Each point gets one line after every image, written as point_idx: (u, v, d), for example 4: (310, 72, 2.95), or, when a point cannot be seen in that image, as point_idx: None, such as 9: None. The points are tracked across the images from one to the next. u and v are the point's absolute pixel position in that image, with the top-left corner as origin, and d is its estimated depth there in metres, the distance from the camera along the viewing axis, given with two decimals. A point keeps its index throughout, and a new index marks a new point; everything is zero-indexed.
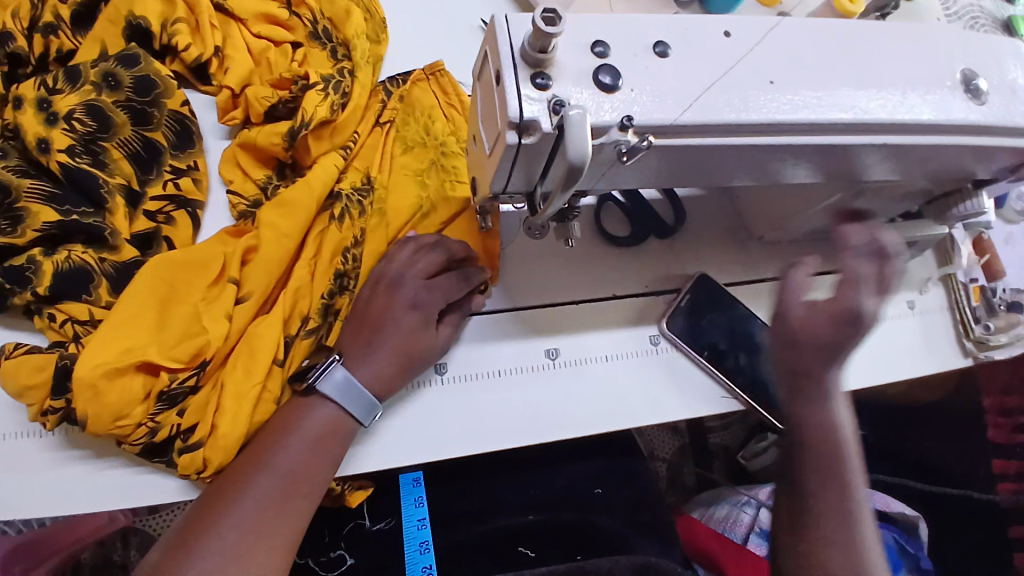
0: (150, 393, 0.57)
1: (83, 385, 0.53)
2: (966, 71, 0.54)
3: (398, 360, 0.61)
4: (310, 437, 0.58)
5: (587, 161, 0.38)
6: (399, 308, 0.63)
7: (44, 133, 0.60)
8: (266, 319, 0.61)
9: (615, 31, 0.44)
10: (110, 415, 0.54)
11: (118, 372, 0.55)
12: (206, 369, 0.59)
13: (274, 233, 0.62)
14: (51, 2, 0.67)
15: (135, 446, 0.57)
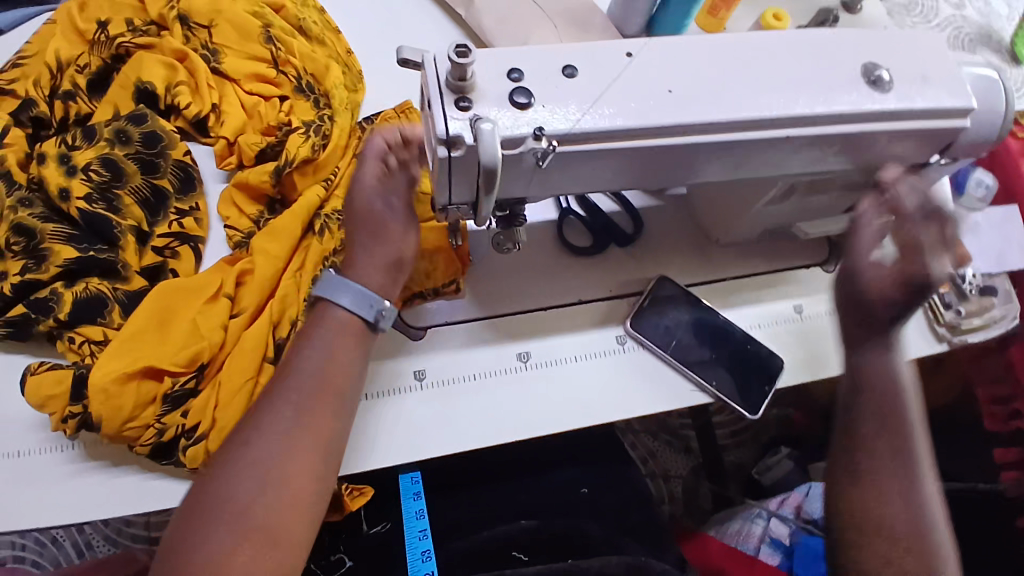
0: (156, 397, 0.66)
1: (98, 389, 0.63)
2: (868, 64, 0.60)
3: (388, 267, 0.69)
4: (337, 332, 0.65)
5: (498, 165, 0.48)
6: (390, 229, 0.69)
7: (65, 183, 0.72)
8: (257, 326, 0.69)
9: (527, 60, 0.52)
10: (121, 416, 0.63)
11: (127, 378, 0.64)
12: (203, 372, 0.68)
13: (265, 254, 0.71)
14: (70, 73, 0.80)
15: (146, 447, 0.65)
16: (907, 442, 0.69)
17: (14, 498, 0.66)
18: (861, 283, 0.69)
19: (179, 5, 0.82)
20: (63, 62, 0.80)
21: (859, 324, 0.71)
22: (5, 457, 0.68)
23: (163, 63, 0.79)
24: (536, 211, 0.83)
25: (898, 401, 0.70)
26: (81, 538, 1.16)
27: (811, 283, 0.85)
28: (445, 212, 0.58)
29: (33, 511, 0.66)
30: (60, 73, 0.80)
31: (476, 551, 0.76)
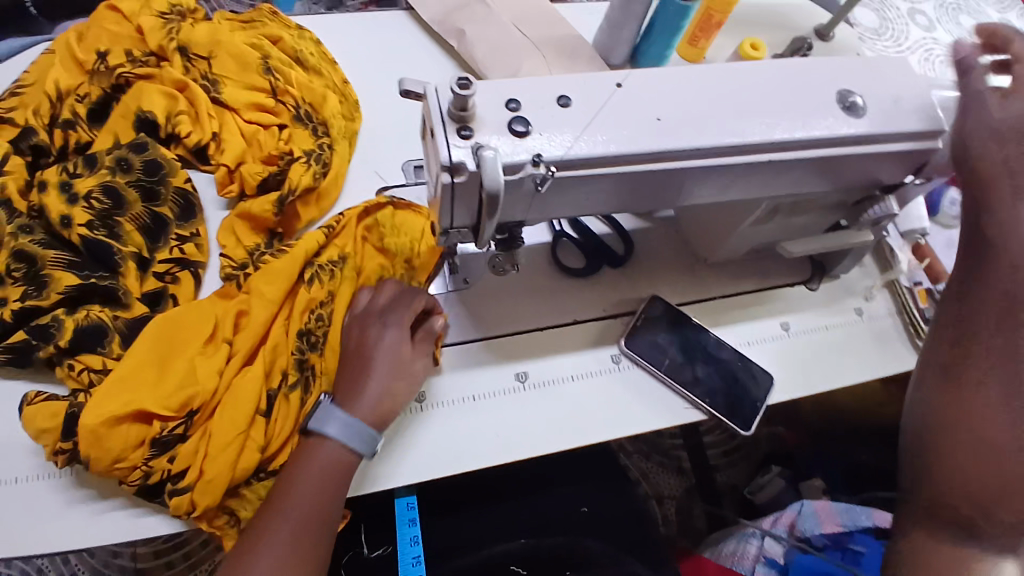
0: (144, 440, 0.65)
1: (85, 431, 0.63)
2: (843, 90, 0.64)
3: (387, 394, 0.69)
4: (319, 473, 0.65)
5: (501, 190, 0.50)
6: (398, 358, 0.71)
7: (66, 211, 0.73)
8: (250, 371, 0.69)
9: (524, 90, 0.55)
10: (109, 456, 0.63)
11: (116, 421, 0.64)
12: (193, 418, 0.67)
13: (260, 299, 0.72)
14: (69, 102, 0.82)
15: (133, 486, 0.65)
16: None
17: (5, 527, 0.65)
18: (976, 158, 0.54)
19: (179, 37, 0.85)
20: (62, 91, 0.82)
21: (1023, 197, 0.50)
22: None
23: (164, 93, 0.81)
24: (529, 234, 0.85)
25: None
26: (64, 570, 1.12)
27: (797, 301, 0.89)
28: (445, 236, 0.60)
29: (22, 539, 0.65)
30: (59, 101, 0.81)
31: (481, 568, 0.79)
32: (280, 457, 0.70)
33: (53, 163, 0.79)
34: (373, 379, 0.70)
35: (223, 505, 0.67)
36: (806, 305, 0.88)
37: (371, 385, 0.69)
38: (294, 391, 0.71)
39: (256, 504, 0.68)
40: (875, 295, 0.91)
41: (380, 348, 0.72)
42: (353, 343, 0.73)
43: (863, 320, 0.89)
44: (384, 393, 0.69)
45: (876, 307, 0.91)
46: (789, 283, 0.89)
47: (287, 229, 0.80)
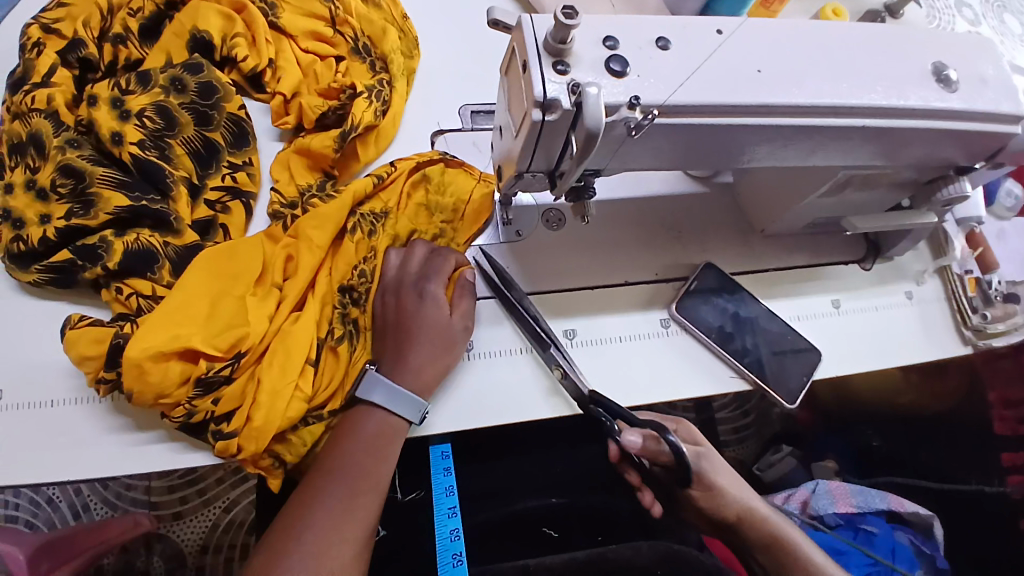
0: (188, 378, 0.63)
1: (131, 363, 0.60)
2: (937, 63, 0.60)
3: (435, 361, 0.68)
4: (365, 439, 0.65)
5: (601, 128, 0.47)
6: (443, 325, 0.68)
7: (118, 127, 0.71)
8: (301, 317, 0.67)
9: (621, 30, 0.52)
10: (154, 391, 0.61)
11: (163, 356, 0.62)
12: (240, 360, 0.64)
13: (308, 245, 0.69)
14: (121, 17, 0.78)
15: (175, 422, 0.64)
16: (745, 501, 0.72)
17: (50, 448, 0.65)
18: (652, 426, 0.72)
19: None
20: (114, 5, 0.78)
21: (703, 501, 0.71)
22: (38, 406, 0.66)
23: (221, 14, 0.78)
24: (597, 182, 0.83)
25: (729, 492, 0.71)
26: (77, 501, 1.11)
27: (849, 280, 0.87)
28: (519, 179, 0.58)
29: (67, 461, 0.65)
30: (109, 15, 0.78)
31: (510, 524, 0.78)
32: (329, 407, 0.68)
33: (102, 79, 0.77)
34: (416, 350, 0.67)
35: (270, 449, 0.66)
36: (857, 284, 0.87)
37: (416, 355, 0.67)
38: (342, 344, 0.69)
39: (300, 448, 0.66)
40: (926, 280, 0.89)
41: (420, 317, 0.68)
42: (388, 309, 0.70)
43: (911, 303, 0.87)
44: (429, 362, 0.67)
45: (926, 291, 0.89)
46: (841, 261, 0.88)
47: (342, 172, 0.77)
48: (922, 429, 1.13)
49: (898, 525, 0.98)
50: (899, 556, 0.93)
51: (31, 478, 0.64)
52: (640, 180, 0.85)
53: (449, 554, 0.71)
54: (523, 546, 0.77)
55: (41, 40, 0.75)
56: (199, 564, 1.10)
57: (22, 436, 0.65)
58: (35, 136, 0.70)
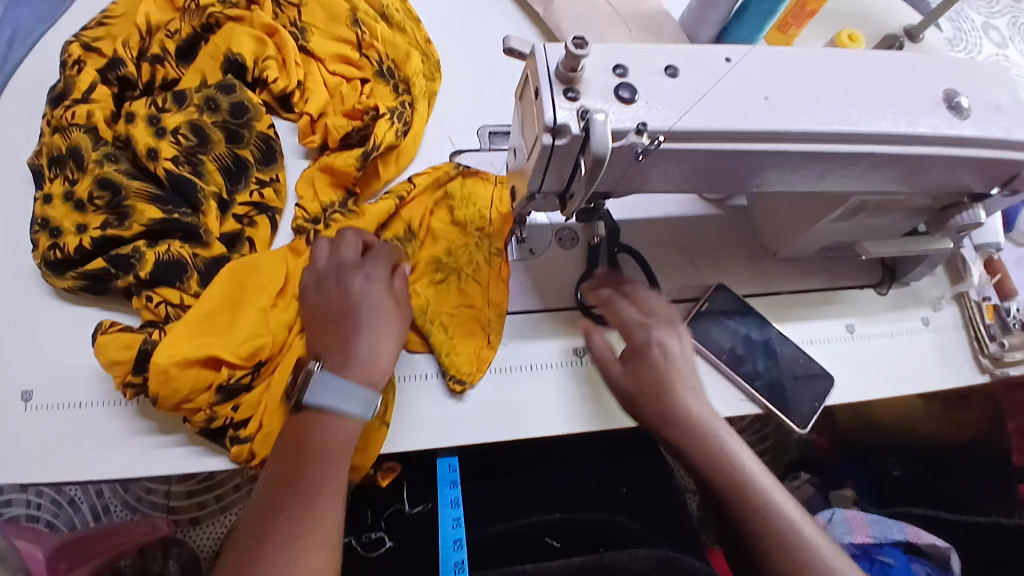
0: (210, 385, 0.66)
1: (157, 370, 0.63)
2: (948, 90, 0.61)
3: (381, 349, 0.66)
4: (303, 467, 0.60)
5: (607, 155, 0.49)
6: (379, 305, 0.68)
7: (153, 143, 0.75)
8: (316, 329, 0.70)
9: (632, 58, 0.54)
10: (177, 397, 0.64)
11: (188, 362, 0.64)
12: (260, 369, 0.68)
13: (329, 258, 0.72)
14: (159, 38, 0.82)
15: (197, 426, 0.66)
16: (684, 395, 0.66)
17: (77, 446, 0.68)
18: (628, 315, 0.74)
19: None
20: (152, 26, 0.83)
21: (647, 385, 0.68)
22: (68, 406, 0.70)
23: (253, 38, 0.82)
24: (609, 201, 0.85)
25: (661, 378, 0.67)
26: (98, 502, 1.13)
27: (864, 304, 0.87)
28: (530, 200, 0.60)
29: (91, 459, 0.68)
30: (149, 36, 0.83)
31: (515, 536, 0.77)
32: None
33: (138, 96, 0.81)
34: (362, 338, 0.66)
35: None
36: (873, 308, 0.87)
37: (358, 343, 0.65)
38: None
39: None
40: (944, 307, 0.88)
41: (365, 304, 0.68)
42: (323, 304, 0.69)
43: (928, 330, 0.87)
44: (376, 347, 0.66)
45: (943, 317, 0.88)
46: (857, 285, 0.88)
47: (363, 190, 0.80)
48: (942, 459, 1.11)
49: (917, 558, 0.95)
50: None
51: (57, 475, 0.67)
52: (655, 202, 0.86)
53: (452, 566, 0.68)
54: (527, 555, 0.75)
55: (83, 57, 0.81)
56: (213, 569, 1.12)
57: (52, 434, 0.68)
58: (75, 150, 0.75)
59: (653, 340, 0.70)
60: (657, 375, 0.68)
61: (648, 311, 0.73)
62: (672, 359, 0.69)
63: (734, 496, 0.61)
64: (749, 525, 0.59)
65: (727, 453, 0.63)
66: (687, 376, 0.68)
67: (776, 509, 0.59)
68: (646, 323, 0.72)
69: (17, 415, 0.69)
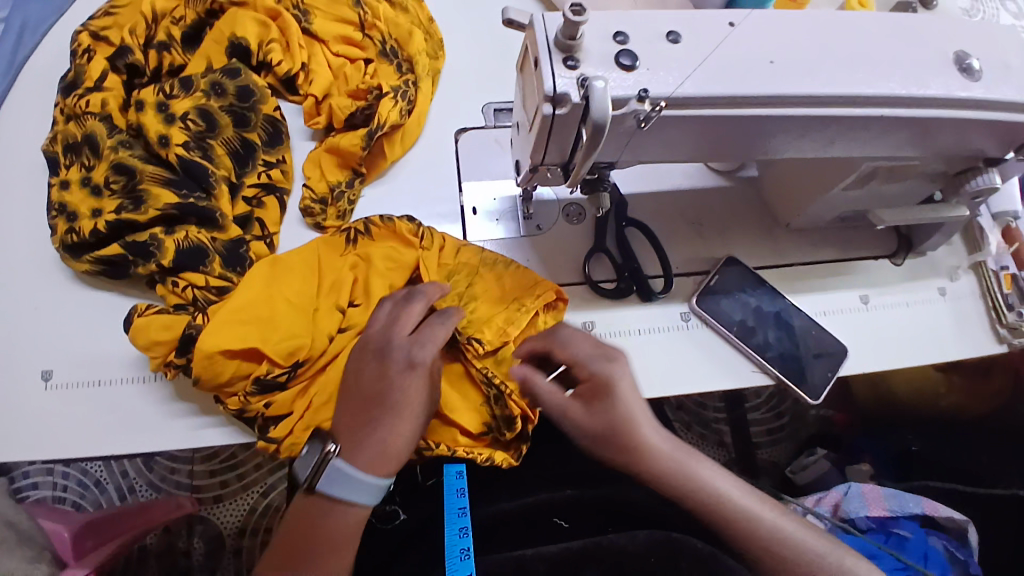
0: (249, 375, 0.67)
1: (202, 354, 0.65)
2: (959, 52, 0.59)
3: (393, 444, 0.64)
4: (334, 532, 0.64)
5: (607, 120, 0.49)
6: (390, 402, 0.64)
7: (164, 130, 0.76)
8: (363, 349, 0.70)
9: (632, 25, 0.53)
10: (218, 381, 0.66)
11: (231, 353, 0.66)
12: (298, 368, 0.69)
13: (379, 277, 0.73)
14: (165, 25, 0.83)
15: (229, 410, 0.68)
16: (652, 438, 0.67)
17: (97, 424, 0.70)
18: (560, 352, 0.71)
19: None
20: (157, 13, 0.83)
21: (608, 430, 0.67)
22: (87, 386, 0.71)
23: (258, 21, 0.82)
24: (613, 174, 0.85)
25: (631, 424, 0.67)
26: (123, 483, 1.16)
27: (878, 274, 0.85)
28: (532, 173, 0.60)
29: (111, 437, 0.69)
30: (154, 22, 0.83)
31: (523, 515, 0.74)
32: None
33: (147, 83, 0.82)
34: (378, 432, 0.64)
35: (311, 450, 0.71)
36: (888, 278, 0.85)
37: (376, 429, 0.64)
38: None
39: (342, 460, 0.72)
40: (960, 276, 0.87)
41: (394, 389, 0.65)
42: (348, 377, 0.67)
43: (944, 300, 0.85)
44: (390, 441, 0.63)
45: (960, 288, 0.86)
46: (871, 255, 0.86)
47: (369, 169, 0.81)
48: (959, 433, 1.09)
49: (932, 530, 0.94)
50: (930, 561, 0.90)
51: (78, 452, 0.69)
52: (662, 174, 0.86)
53: (458, 550, 0.66)
54: (529, 540, 0.72)
55: (92, 47, 0.82)
56: (237, 546, 1.14)
57: (73, 413, 0.70)
58: (90, 137, 0.76)
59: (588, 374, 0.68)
60: (613, 422, 0.66)
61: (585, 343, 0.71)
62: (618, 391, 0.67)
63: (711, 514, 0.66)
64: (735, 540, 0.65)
65: (695, 476, 0.66)
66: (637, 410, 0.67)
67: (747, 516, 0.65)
68: (584, 362, 0.69)
69: (38, 395, 0.71)
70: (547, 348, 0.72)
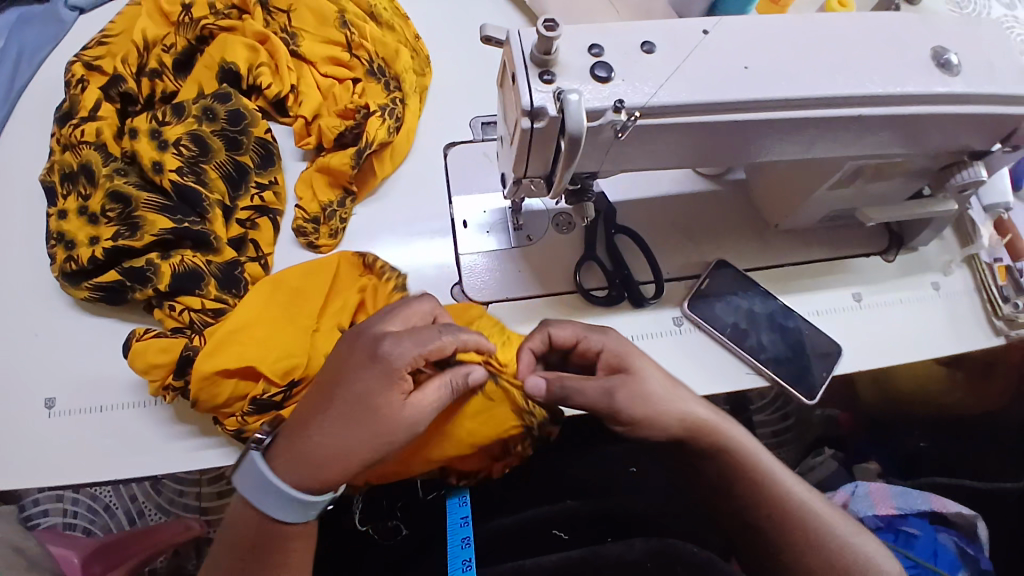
0: (245, 395, 0.68)
1: (199, 375, 0.66)
2: (937, 48, 0.60)
3: (338, 453, 0.56)
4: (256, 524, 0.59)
5: (582, 132, 0.50)
6: (342, 403, 0.57)
7: (158, 156, 0.77)
8: None
9: (607, 37, 0.54)
10: (216, 402, 0.67)
11: (228, 373, 0.67)
12: (294, 388, 0.69)
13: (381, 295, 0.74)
14: (156, 53, 0.85)
15: (228, 432, 0.69)
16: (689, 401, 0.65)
17: (100, 449, 0.71)
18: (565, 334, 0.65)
19: None
20: (148, 41, 0.85)
21: (645, 401, 0.61)
22: (88, 411, 0.72)
23: (246, 46, 0.84)
24: (601, 182, 0.85)
25: (671, 391, 0.63)
26: (132, 506, 1.17)
27: (871, 271, 0.85)
28: (517, 184, 0.61)
29: (113, 461, 0.70)
30: (146, 51, 0.85)
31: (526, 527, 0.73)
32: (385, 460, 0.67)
33: (140, 110, 0.84)
34: (319, 437, 0.57)
35: None
36: (881, 276, 0.85)
37: (317, 433, 0.57)
38: None
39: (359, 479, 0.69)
40: (954, 271, 0.86)
41: (351, 385, 0.57)
42: (327, 373, 0.60)
43: (939, 296, 0.85)
44: (333, 448, 0.56)
45: (954, 282, 0.86)
46: (863, 253, 0.86)
47: (360, 187, 0.82)
48: (964, 427, 1.09)
49: (942, 527, 0.93)
50: (940, 559, 0.89)
51: (82, 476, 0.70)
52: (650, 180, 0.86)
53: (460, 562, 0.66)
54: (530, 549, 0.71)
55: (85, 76, 0.84)
56: None
57: (75, 438, 0.71)
58: (86, 166, 0.78)
59: (617, 352, 0.64)
60: (648, 398, 0.61)
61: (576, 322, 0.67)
62: (647, 367, 0.63)
63: (738, 485, 0.65)
64: (758, 514, 0.65)
65: (733, 440, 0.65)
66: (665, 390, 0.63)
67: (775, 491, 0.65)
68: (586, 339, 0.65)
69: (41, 421, 0.72)
70: (543, 341, 0.66)
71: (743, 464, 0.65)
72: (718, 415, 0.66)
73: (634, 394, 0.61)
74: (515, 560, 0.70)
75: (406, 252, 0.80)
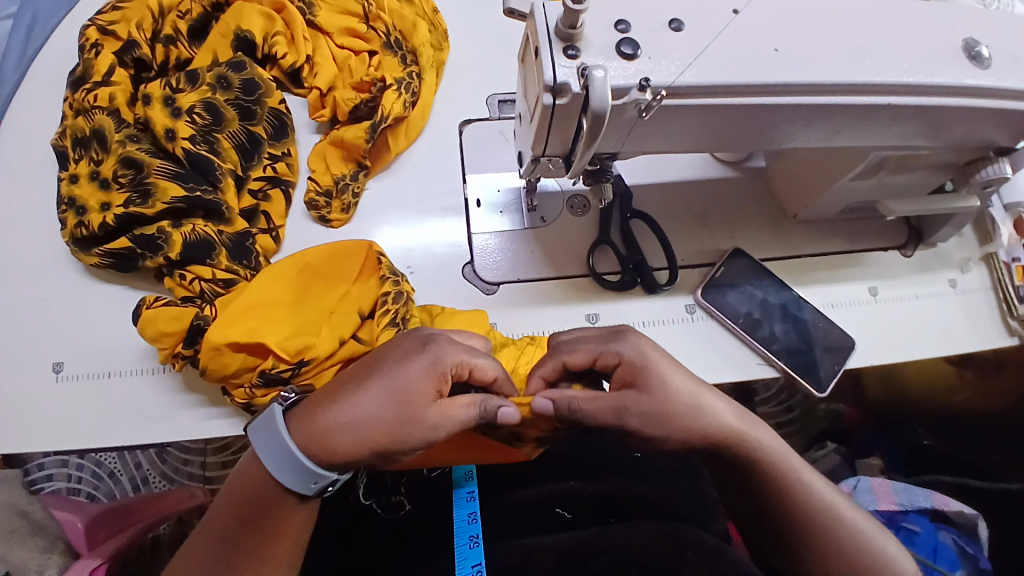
0: (255, 367, 0.68)
1: (210, 345, 0.66)
2: (969, 39, 0.58)
3: (364, 434, 0.56)
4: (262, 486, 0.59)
5: (606, 110, 0.49)
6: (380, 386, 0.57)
7: (171, 124, 0.76)
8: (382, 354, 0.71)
9: (633, 12, 0.53)
10: (224, 372, 0.67)
11: (239, 345, 0.67)
12: (304, 367, 0.68)
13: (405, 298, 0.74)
14: (171, 19, 0.84)
15: (236, 402, 0.69)
16: (721, 411, 0.62)
17: (107, 415, 0.71)
18: (583, 349, 0.62)
19: None
20: (164, 8, 0.84)
21: (668, 420, 0.59)
22: (97, 377, 0.72)
23: (262, 14, 0.83)
24: (618, 163, 0.84)
25: (701, 406, 0.61)
26: (137, 474, 1.18)
27: (887, 266, 0.84)
28: (535, 163, 0.60)
29: (120, 428, 0.70)
30: (160, 17, 0.84)
31: (530, 508, 0.73)
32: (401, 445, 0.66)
33: (154, 77, 0.83)
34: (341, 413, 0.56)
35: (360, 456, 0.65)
36: (898, 270, 0.84)
37: (349, 407, 0.57)
38: None
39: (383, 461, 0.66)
40: (972, 268, 0.85)
41: (394, 371, 0.58)
42: (375, 357, 0.61)
43: (955, 292, 0.84)
44: (360, 425, 0.56)
45: (971, 280, 0.84)
46: (880, 247, 0.85)
47: (374, 162, 0.81)
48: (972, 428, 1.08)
49: (942, 525, 0.92)
50: (940, 556, 0.89)
51: (89, 442, 0.70)
52: (667, 165, 0.85)
53: (466, 536, 0.67)
54: (531, 528, 0.71)
55: (100, 41, 0.82)
56: None
57: (84, 403, 0.71)
58: (98, 131, 0.77)
59: (637, 365, 0.60)
60: (675, 413, 0.59)
61: (589, 337, 0.63)
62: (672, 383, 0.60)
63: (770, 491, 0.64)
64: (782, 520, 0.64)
65: (767, 448, 0.63)
66: (691, 403, 0.60)
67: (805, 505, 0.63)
68: (603, 357, 0.62)
69: (50, 386, 0.72)
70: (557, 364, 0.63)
71: (777, 473, 0.63)
72: (754, 424, 0.64)
73: (657, 410, 0.59)
74: (519, 538, 0.69)
75: (419, 230, 0.79)
